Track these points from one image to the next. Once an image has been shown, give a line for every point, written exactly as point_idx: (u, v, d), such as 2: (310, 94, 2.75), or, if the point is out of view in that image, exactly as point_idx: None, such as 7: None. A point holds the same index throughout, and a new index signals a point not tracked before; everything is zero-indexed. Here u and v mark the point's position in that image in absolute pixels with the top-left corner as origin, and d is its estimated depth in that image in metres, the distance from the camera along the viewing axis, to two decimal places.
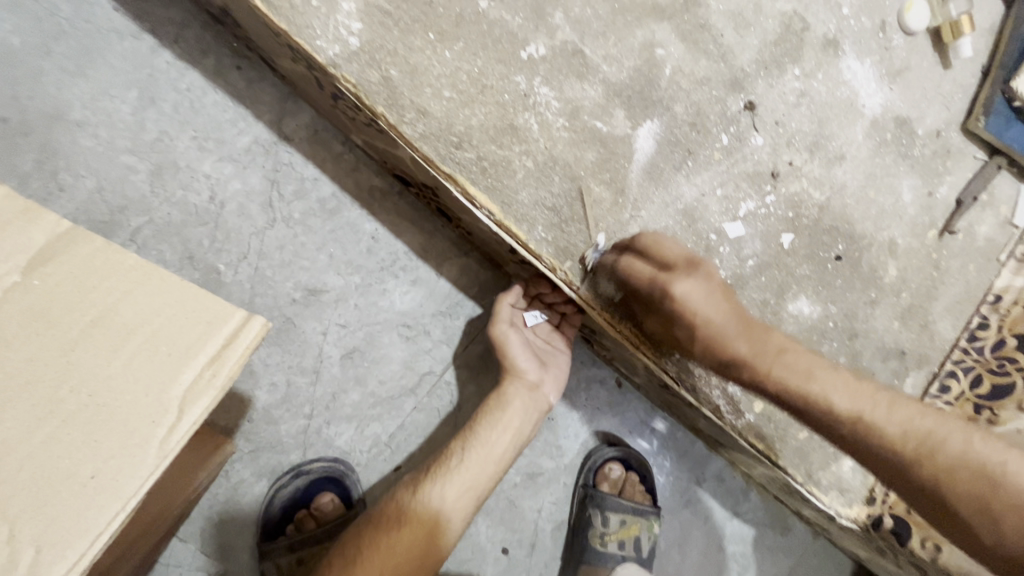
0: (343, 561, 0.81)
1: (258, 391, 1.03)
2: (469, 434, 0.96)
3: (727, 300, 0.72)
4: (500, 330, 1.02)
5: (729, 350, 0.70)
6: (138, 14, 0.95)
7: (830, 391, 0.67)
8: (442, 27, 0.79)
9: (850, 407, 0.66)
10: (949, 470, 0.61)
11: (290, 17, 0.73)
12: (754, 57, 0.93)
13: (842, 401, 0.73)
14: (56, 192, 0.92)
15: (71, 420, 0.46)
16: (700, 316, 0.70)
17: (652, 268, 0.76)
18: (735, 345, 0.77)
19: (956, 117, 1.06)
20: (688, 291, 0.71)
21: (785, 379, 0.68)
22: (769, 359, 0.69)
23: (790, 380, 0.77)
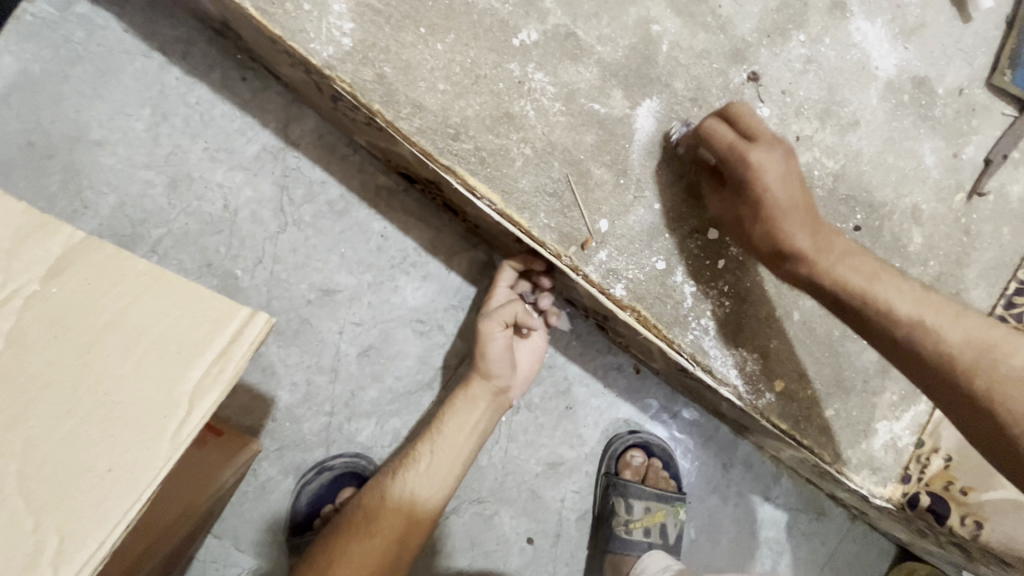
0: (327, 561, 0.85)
1: (280, 391, 1.06)
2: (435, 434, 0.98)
3: (790, 186, 0.76)
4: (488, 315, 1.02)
5: (790, 239, 0.75)
6: (146, 34, 0.98)
7: (891, 297, 0.74)
8: (432, 21, 0.79)
9: (914, 312, 0.73)
10: (1008, 379, 0.69)
11: (283, 23, 0.75)
12: (755, 26, 0.90)
13: (894, 291, 0.75)
14: (81, 210, 0.97)
15: (88, 417, 0.48)
16: (779, 195, 0.74)
17: (732, 134, 0.77)
18: (796, 216, 0.75)
19: (981, 73, 1.01)
20: (761, 162, 0.74)
21: (847, 278, 0.75)
22: (830, 256, 0.76)
23: (836, 263, 0.76)
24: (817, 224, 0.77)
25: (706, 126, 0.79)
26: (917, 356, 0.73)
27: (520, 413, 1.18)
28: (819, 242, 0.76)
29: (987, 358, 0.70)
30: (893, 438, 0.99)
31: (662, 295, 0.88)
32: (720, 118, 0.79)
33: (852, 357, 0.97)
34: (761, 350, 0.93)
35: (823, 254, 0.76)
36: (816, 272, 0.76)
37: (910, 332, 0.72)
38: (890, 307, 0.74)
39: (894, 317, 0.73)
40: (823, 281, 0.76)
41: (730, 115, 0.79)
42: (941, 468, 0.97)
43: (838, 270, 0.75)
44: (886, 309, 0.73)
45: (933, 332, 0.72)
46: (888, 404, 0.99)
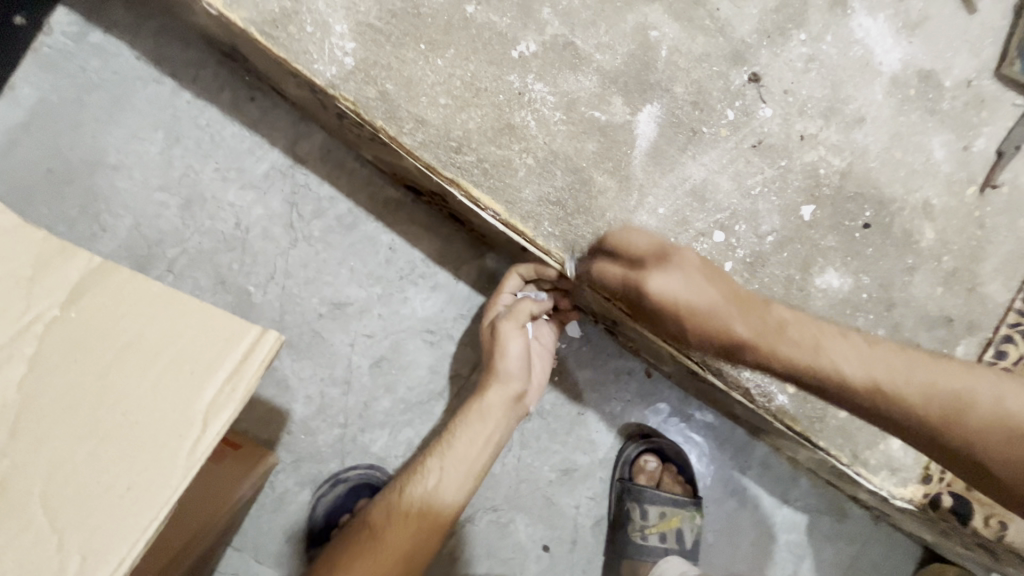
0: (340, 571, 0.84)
1: (295, 404, 1.07)
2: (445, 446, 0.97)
3: (701, 278, 0.68)
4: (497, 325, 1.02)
5: (728, 331, 0.65)
6: (157, 60, 1.01)
7: (836, 358, 0.64)
8: (432, 37, 0.80)
9: (866, 375, 0.63)
10: (984, 420, 0.61)
11: (288, 45, 0.77)
12: (755, 27, 0.90)
13: (842, 353, 0.65)
14: (100, 232, 1.00)
15: (107, 437, 0.50)
16: (691, 299, 0.65)
17: (624, 265, 0.75)
18: (729, 302, 0.66)
19: (989, 63, 0.99)
20: (625, 237, 0.78)
21: (801, 357, 0.65)
22: (771, 337, 0.66)
23: (787, 340, 0.65)
24: (740, 298, 0.68)
25: (595, 268, 0.79)
26: (890, 420, 0.64)
27: (532, 420, 1.18)
28: (766, 325, 0.66)
29: (946, 399, 0.62)
30: None
31: None
32: (608, 253, 0.79)
33: None
34: None
35: (771, 335, 0.65)
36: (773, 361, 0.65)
37: (874, 401, 0.63)
38: (838, 370, 0.64)
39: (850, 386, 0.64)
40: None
41: (621, 245, 0.77)
42: None
43: (786, 345, 0.65)
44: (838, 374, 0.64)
45: (892, 394, 0.63)
46: None
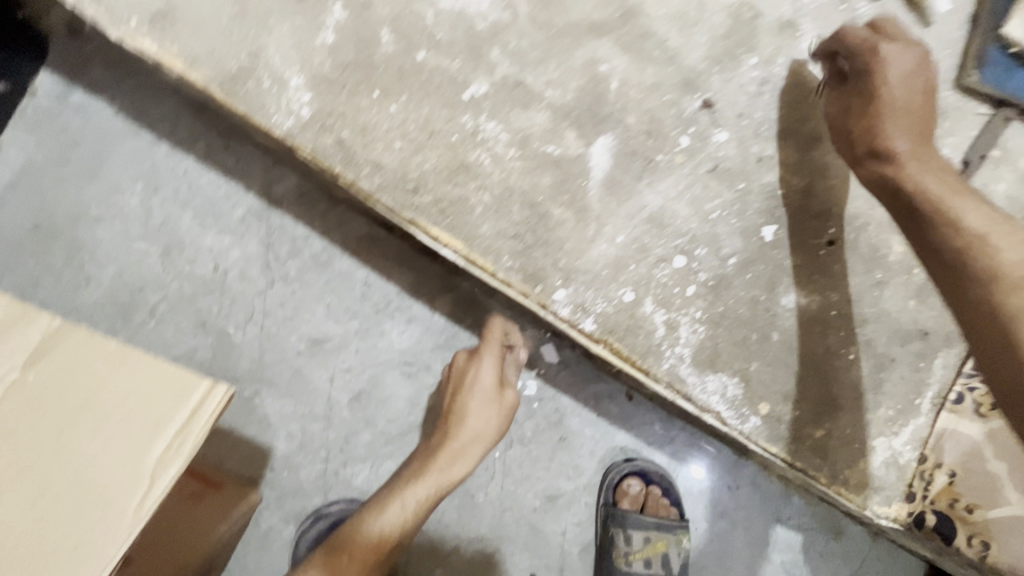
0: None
1: (277, 441, 1.09)
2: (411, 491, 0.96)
3: (914, 90, 0.80)
4: (488, 379, 1.04)
5: (892, 136, 0.77)
6: (135, 115, 1.06)
7: (966, 212, 0.69)
8: (385, 84, 0.83)
9: (982, 228, 0.67)
10: None
11: (246, 100, 0.80)
12: (705, 54, 0.91)
13: (972, 210, 0.69)
14: (84, 282, 1.04)
15: (60, 495, 0.52)
16: (907, 75, 0.79)
17: (864, 34, 0.84)
18: (903, 120, 0.78)
19: (948, 75, 0.99)
20: (890, 55, 0.80)
21: (930, 184, 0.73)
22: (917, 165, 0.75)
23: (929, 174, 0.74)
24: (926, 137, 0.78)
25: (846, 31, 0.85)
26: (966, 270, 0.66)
27: (513, 447, 1.18)
28: (919, 154, 0.77)
29: None
30: (893, 455, 0.97)
31: (633, 326, 0.89)
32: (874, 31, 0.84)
33: (841, 373, 0.95)
34: (741, 374, 0.92)
35: (917, 161, 0.76)
36: (900, 176, 0.76)
37: (961, 250, 0.67)
38: (959, 219, 0.68)
39: (959, 232, 0.68)
40: (904, 183, 0.75)
41: (880, 27, 0.84)
42: (946, 485, 0.91)
43: (926, 178, 0.74)
44: (954, 215, 0.69)
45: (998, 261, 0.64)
46: (884, 420, 0.97)
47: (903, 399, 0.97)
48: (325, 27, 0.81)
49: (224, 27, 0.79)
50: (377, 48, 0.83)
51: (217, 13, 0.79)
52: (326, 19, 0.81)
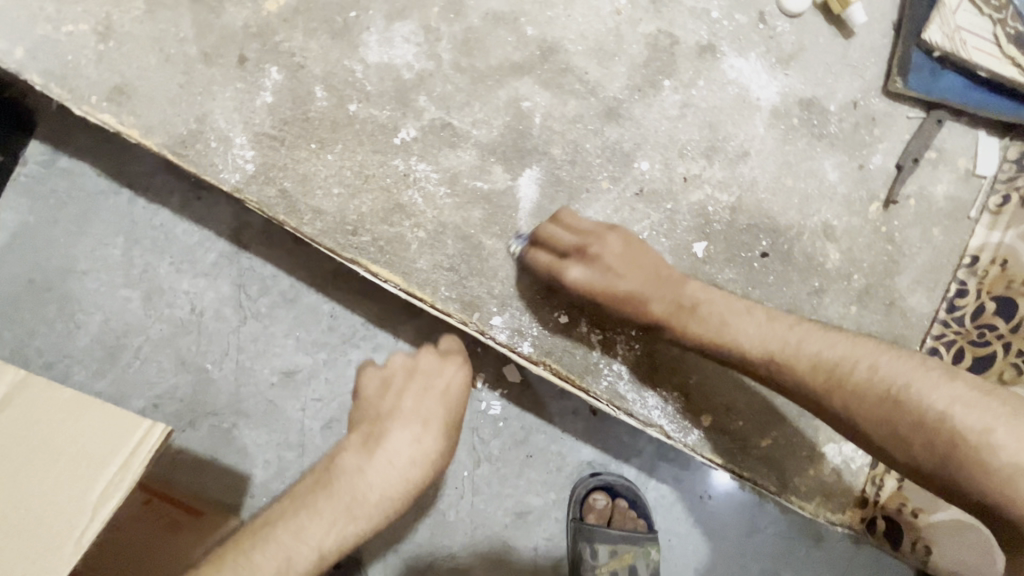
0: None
1: (255, 469, 1.16)
2: (306, 541, 0.73)
3: (636, 264, 0.83)
4: (448, 390, 0.88)
5: (647, 312, 0.83)
6: (114, 174, 1.15)
7: (745, 338, 0.80)
8: (321, 136, 0.90)
9: (763, 348, 0.79)
10: (923, 426, 0.69)
11: (195, 160, 0.88)
12: (624, 84, 0.95)
13: (748, 328, 0.81)
14: (75, 329, 1.13)
15: (14, 528, 0.59)
16: (609, 282, 0.82)
17: (564, 239, 0.85)
18: (647, 282, 0.83)
19: (875, 83, 1.01)
20: (579, 276, 0.83)
21: (705, 334, 0.82)
22: (685, 321, 0.82)
23: (696, 323, 0.82)
24: (665, 277, 0.84)
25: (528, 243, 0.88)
26: (790, 389, 0.79)
27: (481, 466, 1.21)
28: (678, 305, 0.83)
29: (888, 403, 0.71)
30: (845, 461, 0.97)
31: (570, 346, 0.93)
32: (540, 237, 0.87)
33: (783, 382, 0.96)
34: (681, 388, 0.95)
35: (679, 315, 0.83)
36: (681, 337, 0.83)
37: (770, 367, 0.79)
38: (743, 348, 0.80)
39: (758, 360, 0.80)
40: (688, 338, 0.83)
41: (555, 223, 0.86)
42: (894, 489, 0.97)
43: (697, 330, 0.82)
44: (742, 353, 0.80)
45: (801, 377, 0.77)
46: (833, 426, 0.97)
47: None
48: (264, 89, 0.89)
49: (174, 97, 0.88)
50: (312, 104, 0.90)
51: (167, 85, 0.88)
52: (264, 82, 0.89)
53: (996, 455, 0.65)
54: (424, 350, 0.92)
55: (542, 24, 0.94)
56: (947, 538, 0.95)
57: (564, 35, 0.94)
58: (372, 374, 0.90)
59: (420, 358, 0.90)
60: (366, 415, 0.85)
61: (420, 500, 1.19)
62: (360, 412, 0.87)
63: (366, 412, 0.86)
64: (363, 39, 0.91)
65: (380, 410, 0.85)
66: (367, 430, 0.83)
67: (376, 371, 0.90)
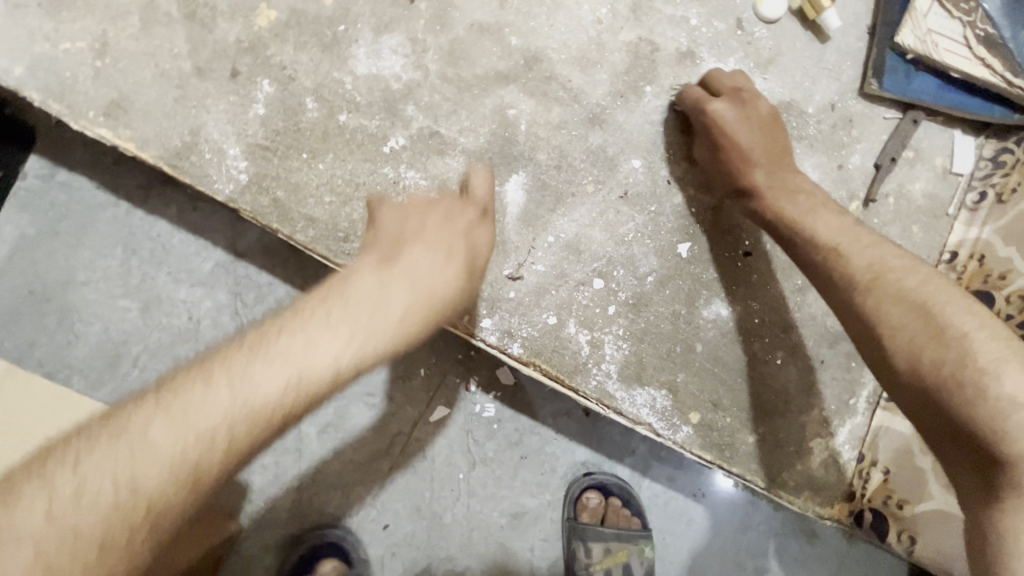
0: (60, 475, 0.57)
1: (252, 474, 1.17)
2: (319, 355, 0.65)
3: (757, 133, 0.91)
4: (473, 236, 0.81)
5: (748, 177, 0.89)
6: (112, 187, 1.18)
7: (817, 227, 0.82)
8: (312, 146, 0.92)
9: (834, 238, 0.80)
10: (963, 355, 0.65)
11: (190, 172, 0.91)
12: (607, 90, 0.98)
13: (823, 222, 0.82)
14: (74, 339, 1.15)
15: None
16: (735, 131, 0.90)
17: (720, 92, 0.95)
18: (755, 161, 0.90)
19: (852, 85, 1.04)
20: (720, 115, 0.91)
21: (784, 212, 0.85)
22: (769, 195, 0.88)
23: (788, 201, 0.86)
24: (773, 163, 0.90)
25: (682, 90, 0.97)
26: (831, 278, 0.79)
27: (476, 468, 1.23)
28: (774, 185, 0.88)
29: (940, 319, 0.68)
30: (832, 455, 0.99)
31: (558, 347, 0.95)
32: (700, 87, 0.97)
33: (769, 378, 0.98)
34: (668, 386, 0.96)
35: (773, 193, 0.88)
36: (761, 210, 0.88)
37: (825, 258, 0.79)
38: (814, 235, 0.82)
39: (814, 245, 0.81)
40: (765, 211, 0.88)
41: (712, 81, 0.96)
42: (880, 482, 0.99)
43: (784, 207, 0.86)
44: (810, 233, 0.82)
45: (854, 267, 0.77)
46: (820, 421, 0.99)
47: (837, 399, 1.00)
48: (256, 101, 0.92)
49: (169, 110, 0.90)
50: (303, 115, 0.92)
51: (162, 99, 0.90)
52: (256, 95, 0.92)
53: (977, 361, 0.64)
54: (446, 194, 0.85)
55: (526, 34, 0.97)
56: (934, 530, 0.95)
57: (547, 44, 0.97)
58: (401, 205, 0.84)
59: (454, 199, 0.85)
60: (388, 233, 0.78)
61: (417, 502, 1.21)
62: (376, 239, 0.78)
63: (388, 231, 0.78)
64: (351, 52, 0.93)
65: (404, 231, 0.77)
66: (386, 248, 0.76)
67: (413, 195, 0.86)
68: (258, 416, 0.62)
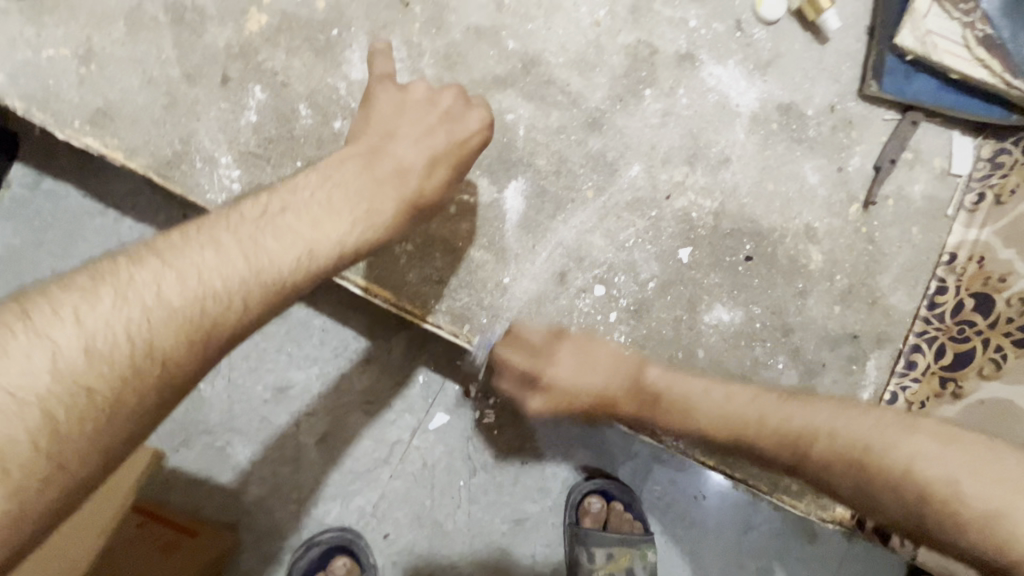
0: (55, 325, 0.50)
1: (250, 485, 1.16)
2: (323, 233, 0.66)
3: (560, 349, 0.89)
4: (465, 142, 0.80)
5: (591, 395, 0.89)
6: (100, 195, 1.15)
7: (704, 409, 0.85)
8: (306, 154, 0.90)
9: (733, 433, 0.83)
10: (939, 498, 0.65)
11: (181, 181, 0.88)
12: (606, 94, 0.97)
13: (716, 404, 0.85)
14: None
15: None
16: (584, 381, 0.87)
17: (524, 358, 0.91)
18: (551, 351, 0.90)
19: (851, 86, 1.03)
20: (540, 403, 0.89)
21: (679, 413, 0.87)
22: (655, 394, 0.88)
23: (674, 392, 0.87)
24: (553, 341, 0.91)
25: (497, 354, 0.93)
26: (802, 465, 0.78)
27: (477, 474, 1.22)
28: (620, 378, 0.88)
29: (897, 473, 0.69)
30: None
31: None
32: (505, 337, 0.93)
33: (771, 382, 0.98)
34: None
35: (625, 395, 0.89)
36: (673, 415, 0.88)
37: (753, 446, 0.81)
38: (712, 434, 0.85)
39: (755, 448, 0.81)
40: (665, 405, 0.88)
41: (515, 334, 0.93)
42: None
43: (684, 402, 0.86)
44: (709, 432, 0.84)
45: (788, 445, 0.78)
46: None
47: None
48: (248, 108, 0.89)
49: (158, 119, 0.88)
50: (297, 122, 0.90)
51: (151, 107, 0.88)
52: (248, 101, 0.89)
53: (969, 505, 0.63)
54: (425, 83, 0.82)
55: (523, 37, 0.95)
56: None
57: (545, 47, 0.96)
58: (383, 100, 0.80)
59: (440, 96, 0.81)
60: (374, 133, 0.78)
61: (418, 510, 1.20)
62: (361, 131, 0.79)
63: (376, 129, 0.78)
64: (345, 57, 0.91)
65: (393, 130, 0.78)
66: (370, 141, 0.77)
67: (392, 92, 0.80)
68: (277, 286, 0.61)
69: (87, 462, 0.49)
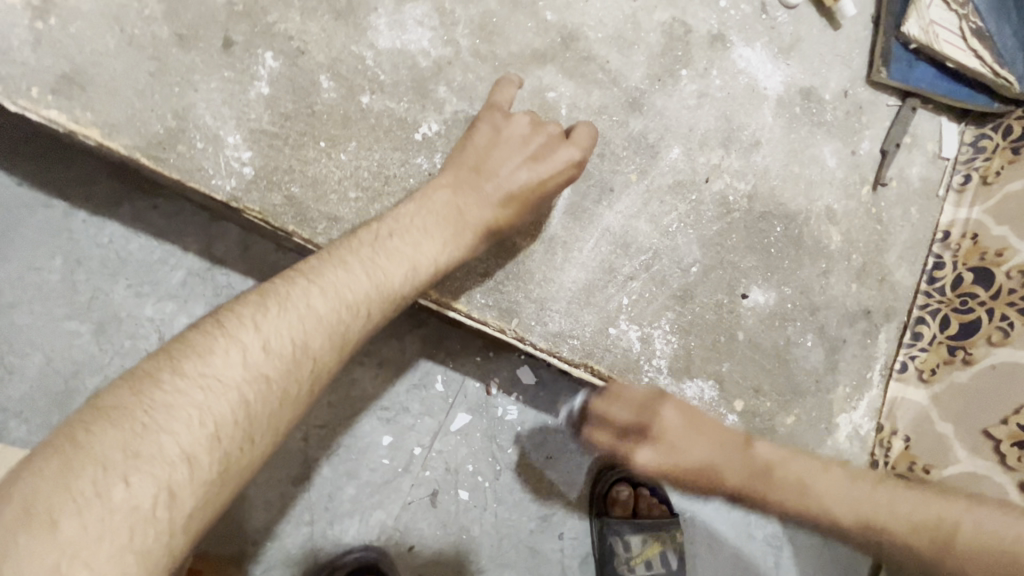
0: (239, 329, 0.53)
1: (254, 510, 1.04)
2: (422, 253, 0.70)
3: (696, 436, 0.79)
4: (549, 180, 0.78)
5: (721, 483, 0.78)
6: (43, 183, 0.94)
7: (832, 495, 0.75)
8: (331, 132, 0.78)
9: (859, 519, 0.73)
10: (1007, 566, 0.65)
11: (179, 165, 0.74)
12: (644, 73, 0.93)
13: (829, 493, 0.75)
14: (7, 375, 0.93)
15: None
16: (681, 458, 0.78)
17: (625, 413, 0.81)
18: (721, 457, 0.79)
19: (860, 72, 1.08)
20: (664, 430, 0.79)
21: (785, 500, 0.76)
22: (763, 484, 0.77)
23: (774, 489, 0.77)
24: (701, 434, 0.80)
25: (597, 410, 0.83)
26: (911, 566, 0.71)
27: (502, 475, 1.16)
28: (752, 475, 0.78)
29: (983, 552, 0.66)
30: (855, 428, 1.05)
31: (608, 346, 0.91)
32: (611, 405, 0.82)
33: (801, 360, 1.01)
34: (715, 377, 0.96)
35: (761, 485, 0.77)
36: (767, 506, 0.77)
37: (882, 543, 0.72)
38: (832, 513, 0.74)
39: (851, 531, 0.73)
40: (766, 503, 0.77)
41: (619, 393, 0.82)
42: (902, 450, 1.07)
43: (774, 494, 0.77)
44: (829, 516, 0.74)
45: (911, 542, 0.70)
46: (844, 398, 1.04)
47: (857, 375, 1.05)
48: (258, 78, 0.76)
49: (143, 89, 0.73)
50: (318, 95, 0.78)
51: (133, 74, 0.72)
52: (257, 70, 0.76)
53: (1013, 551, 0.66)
54: (524, 115, 0.80)
55: (560, 8, 0.89)
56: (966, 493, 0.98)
57: (583, 21, 0.90)
58: (482, 129, 0.79)
59: (535, 133, 0.79)
60: (464, 161, 0.77)
61: (443, 518, 1.13)
62: (458, 153, 0.79)
63: (468, 158, 0.77)
64: (370, 22, 0.80)
65: (485, 161, 0.77)
66: (460, 167, 0.77)
67: (495, 120, 0.79)
68: (389, 297, 0.65)
69: (257, 456, 0.52)
